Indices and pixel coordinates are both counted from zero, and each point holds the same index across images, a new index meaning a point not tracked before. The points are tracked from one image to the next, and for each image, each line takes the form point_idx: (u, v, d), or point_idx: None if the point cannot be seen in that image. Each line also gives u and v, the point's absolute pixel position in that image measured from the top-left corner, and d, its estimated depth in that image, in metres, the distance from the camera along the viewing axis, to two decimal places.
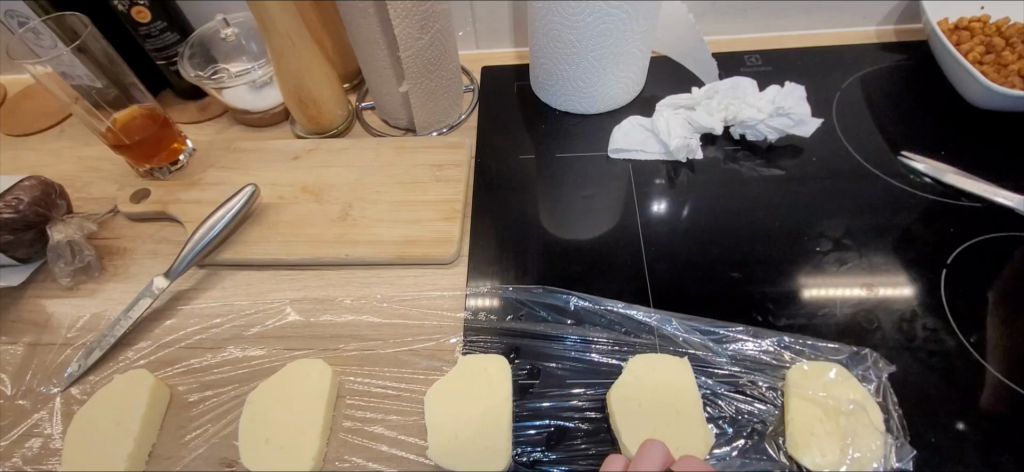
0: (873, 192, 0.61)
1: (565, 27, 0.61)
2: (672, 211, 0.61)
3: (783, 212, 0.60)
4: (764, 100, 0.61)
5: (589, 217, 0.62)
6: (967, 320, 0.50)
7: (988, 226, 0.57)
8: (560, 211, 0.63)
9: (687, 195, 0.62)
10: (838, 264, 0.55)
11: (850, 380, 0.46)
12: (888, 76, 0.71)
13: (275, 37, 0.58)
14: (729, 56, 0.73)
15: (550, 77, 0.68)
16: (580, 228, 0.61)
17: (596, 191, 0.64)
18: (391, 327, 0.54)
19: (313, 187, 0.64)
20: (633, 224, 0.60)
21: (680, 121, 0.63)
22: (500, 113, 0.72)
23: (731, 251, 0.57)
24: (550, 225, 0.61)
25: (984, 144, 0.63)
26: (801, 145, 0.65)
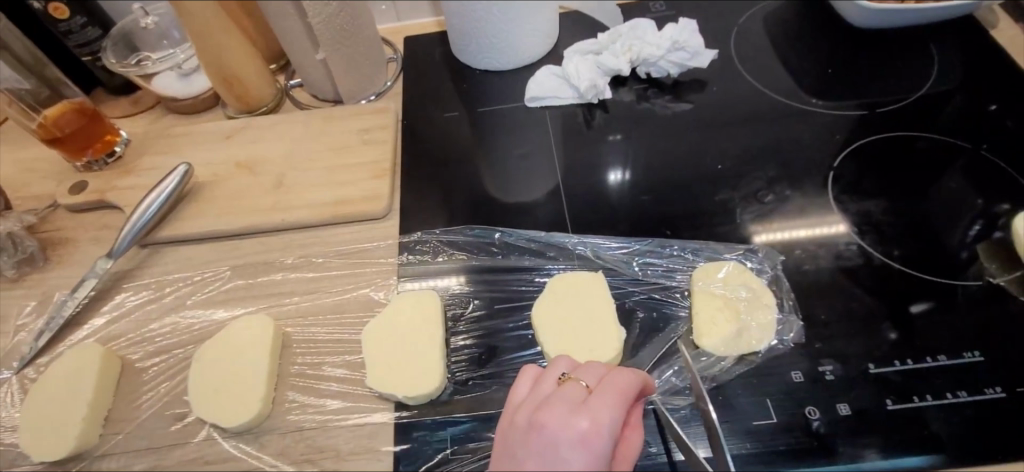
0: (768, 116, 0.66)
1: None
2: (626, 179, 0.62)
3: (688, 141, 0.65)
4: (663, 38, 0.64)
5: (538, 184, 0.63)
6: (851, 214, 0.56)
7: (870, 131, 0.63)
8: (485, 160, 0.67)
9: (637, 160, 0.63)
10: (735, 179, 0.60)
11: (744, 273, 0.51)
12: (779, 11, 0.76)
13: (189, 17, 0.61)
14: (635, 4, 0.76)
15: (466, 37, 0.72)
16: (522, 192, 0.63)
17: (532, 147, 0.67)
18: (330, 280, 0.58)
19: (248, 163, 0.67)
20: (591, 194, 0.61)
21: (588, 66, 0.67)
22: (425, 78, 0.76)
23: (645, 179, 0.61)
24: (495, 191, 0.63)
25: (864, 61, 0.69)
26: (704, 79, 0.70)
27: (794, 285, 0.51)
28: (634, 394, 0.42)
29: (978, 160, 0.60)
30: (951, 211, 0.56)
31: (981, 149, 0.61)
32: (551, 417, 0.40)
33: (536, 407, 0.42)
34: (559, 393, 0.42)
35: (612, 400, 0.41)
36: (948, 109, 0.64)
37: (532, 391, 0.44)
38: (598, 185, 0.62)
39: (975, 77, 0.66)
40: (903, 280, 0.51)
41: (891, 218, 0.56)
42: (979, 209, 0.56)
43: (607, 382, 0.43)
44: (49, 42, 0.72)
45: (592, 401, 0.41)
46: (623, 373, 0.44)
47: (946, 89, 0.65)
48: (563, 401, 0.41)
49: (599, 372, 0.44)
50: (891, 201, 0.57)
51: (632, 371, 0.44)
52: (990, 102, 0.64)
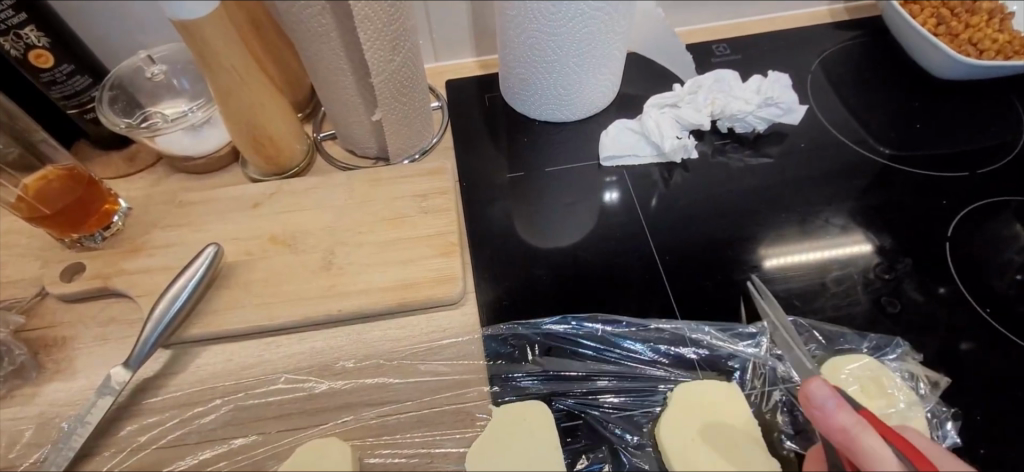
0: (861, 173, 0.62)
1: (544, 35, 0.57)
2: (641, 202, 0.60)
3: (782, 205, 0.59)
4: (750, 91, 0.60)
5: (571, 222, 0.60)
6: (980, 293, 0.53)
7: (976, 194, 0.59)
8: (559, 229, 0.59)
9: (676, 194, 0.61)
10: (841, 249, 0.56)
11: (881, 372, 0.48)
12: (851, 55, 0.72)
13: (220, 74, 0.50)
14: (700, 47, 0.71)
15: (526, 86, 0.64)
16: (556, 234, 0.59)
17: (581, 197, 0.62)
18: (405, 386, 0.49)
19: (285, 237, 0.57)
20: (625, 223, 0.59)
21: (668, 121, 0.61)
22: (475, 130, 0.67)
23: (742, 251, 0.56)
24: (528, 235, 0.59)
25: (950, 111, 0.65)
26: (785, 131, 0.65)
27: (933, 380, 0.49)
28: (882, 448, 0.36)
29: None
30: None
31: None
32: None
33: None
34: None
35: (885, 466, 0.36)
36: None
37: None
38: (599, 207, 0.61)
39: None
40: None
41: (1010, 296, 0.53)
42: None
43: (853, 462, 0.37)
44: (24, 91, 0.60)
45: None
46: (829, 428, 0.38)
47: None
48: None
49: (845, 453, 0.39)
50: (1005, 276, 0.54)
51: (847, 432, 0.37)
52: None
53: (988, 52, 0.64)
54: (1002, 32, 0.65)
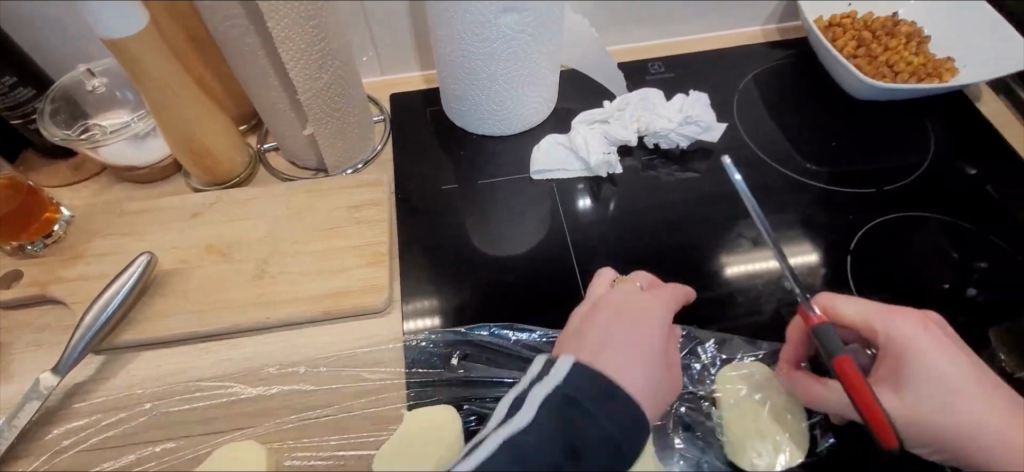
0: (781, 189, 0.64)
1: (473, 55, 0.58)
2: (599, 207, 0.63)
3: (701, 219, 0.62)
4: (673, 109, 0.63)
5: (521, 229, 0.62)
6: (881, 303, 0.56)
7: (883, 210, 0.62)
8: (512, 237, 0.62)
9: (603, 207, 0.63)
10: (795, 259, 0.59)
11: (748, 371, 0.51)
12: (780, 74, 0.74)
13: (151, 89, 0.52)
14: (635, 64, 0.73)
15: (461, 102, 0.66)
16: (510, 244, 0.61)
17: (524, 205, 0.64)
18: (327, 392, 0.51)
19: (220, 246, 0.59)
20: (552, 238, 0.61)
21: (596, 136, 0.63)
22: (415, 142, 0.69)
23: (659, 262, 0.59)
24: (482, 244, 0.61)
25: (867, 130, 0.68)
26: (710, 148, 0.68)
27: None
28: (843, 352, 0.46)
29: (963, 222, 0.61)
30: (979, 290, 0.57)
31: (1000, 224, 0.61)
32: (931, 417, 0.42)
33: (908, 416, 0.43)
34: (899, 390, 0.43)
35: (914, 334, 0.44)
36: (957, 183, 0.64)
37: (797, 389, 0.48)
38: (574, 210, 0.63)
39: (967, 145, 0.66)
40: None
41: (925, 306, 0.56)
42: (973, 265, 0.58)
43: (897, 335, 0.44)
44: None
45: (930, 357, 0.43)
46: (878, 312, 0.45)
47: (951, 160, 0.65)
48: (923, 381, 0.43)
49: (856, 319, 0.46)
50: (925, 288, 0.57)
51: (900, 313, 0.45)
52: (971, 167, 0.65)
53: (903, 74, 0.67)
54: (918, 55, 0.68)
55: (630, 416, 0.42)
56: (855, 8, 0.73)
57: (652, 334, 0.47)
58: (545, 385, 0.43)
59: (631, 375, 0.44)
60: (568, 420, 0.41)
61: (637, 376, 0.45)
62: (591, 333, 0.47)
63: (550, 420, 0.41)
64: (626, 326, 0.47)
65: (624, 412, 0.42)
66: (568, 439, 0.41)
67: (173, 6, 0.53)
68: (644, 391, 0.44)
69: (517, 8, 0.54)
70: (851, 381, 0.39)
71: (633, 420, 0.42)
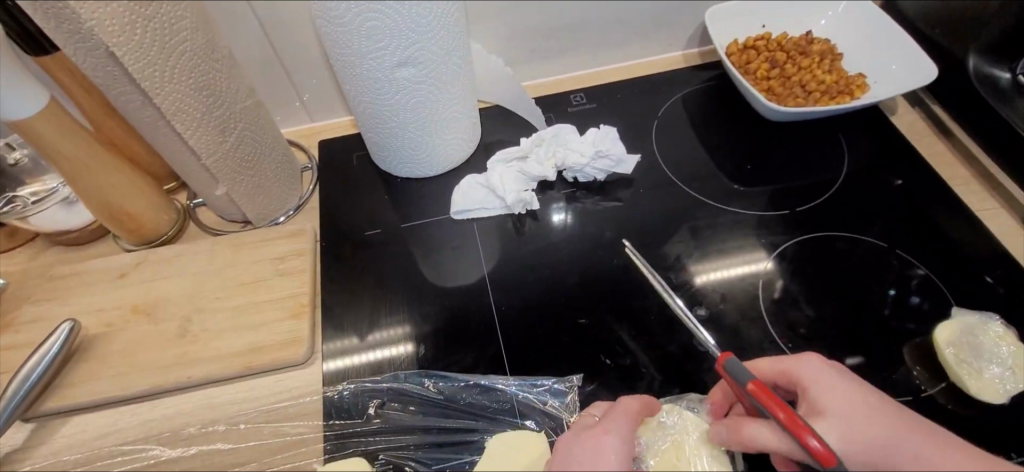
0: (698, 214, 0.65)
1: (377, 107, 0.59)
2: (565, 226, 0.66)
3: (619, 250, 0.63)
4: (586, 144, 0.64)
5: (463, 261, 0.64)
6: (795, 326, 0.56)
7: (800, 230, 0.63)
8: (455, 269, 0.63)
9: (523, 245, 0.64)
10: (721, 270, 0.61)
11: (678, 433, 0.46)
12: (701, 97, 0.75)
13: (61, 163, 0.54)
14: (556, 97, 0.75)
15: (380, 149, 0.67)
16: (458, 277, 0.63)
17: (459, 242, 0.66)
18: (247, 449, 0.52)
19: (145, 306, 0.60)
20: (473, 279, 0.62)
21: (513, 175, 0.65)
22: (342, 187, 0.70)
23: (577, 297, 0.60)
24: (433, 275, 0.63)
25: (786, 149, 0.69)
26: (631, 176, 0.69)
27: None
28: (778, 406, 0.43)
29: (882, 235, 0.62)
30: (921, 298, 0.57)
31: (931, 228, 0.61)
32: (872, 447, 0.38)
33: (851, 448, 0.38)
34: (827, 422, 0.39)
35: (825, 370, 0.42)
36: (876, 197, 0.64)
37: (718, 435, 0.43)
38: (543, 229, 0.65)
39: (889, 154, 0.67)
40: None
41: (872, 332, 0.56)
42: (894, 276, 0.59)
43: (804, 373, 0.42)
44: None
45: (843, 387, 0.41)
46: (784, 358, 0.44)
47: (871, 174, 0.66)
48: (843, 409, 0.39)
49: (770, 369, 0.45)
50: (874, 312, 0.57)
51: (802, 353, 0.44)
52: (896, 177, 0.65)
53: (815, 93, 0.68)
54: (830, 73, 0.69)
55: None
56: (770, 28, 0.74)
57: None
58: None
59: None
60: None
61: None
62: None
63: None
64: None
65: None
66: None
67: (92, 86, 0.56)
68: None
69: (410, 62, 0.55)
70: (780, 411, 0.39)
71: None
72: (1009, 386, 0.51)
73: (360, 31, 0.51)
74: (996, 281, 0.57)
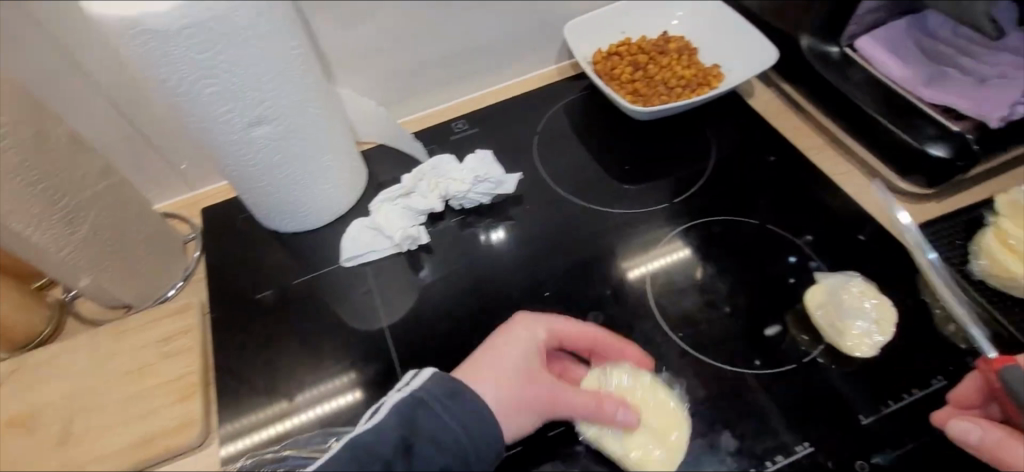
0: (586, 221, 0.67)
1: (244, 168, 0.58)
2: (458, 257, 0.65)
3: (513, 270, 0.64)
4: (464, 172, 0.64)
5: (387, 295, 0.63)
6: (684, 316, 0.58)
7: (681, 220, 0.65)
8: (378, 305, 0.63)
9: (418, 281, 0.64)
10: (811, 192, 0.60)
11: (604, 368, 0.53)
12: (579, 106, 0.77)
13: None
14: (437, 128, 0.75)
15: (260, 208, 0.65)
16: (383, 314, 0.62)
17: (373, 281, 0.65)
18: None
19: (20, 415, 0.55)
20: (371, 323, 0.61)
21: (398, 213, 0.64)
22: (229, 252, 0.68)
23: (476, 323, 0.60)
24: (351, 317, 0.62)
25: (662, 143, 0.72)
26: (519, 194, 0.70)
27: None
28: None
29: (779, 201, 0.65)
30: (820, 262, 0.60)
31: (802, 198, 0.65)
32: None
33: None
34: None
35: None
36: (756, 172, 0.68)
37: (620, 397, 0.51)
38: (438, 261, 0.65)
39: (755, 136, 0.71)
40: (726, 379, 0.54)
41: (774, 297, 0.58)
42: (791, 243, 0.62)
43: None
44: None
45: None
46: None
47: (741, 155, 0.70)
48: None
49: None
50: (779, 278, 0.60)
51: None
52: (770, 154, 0.69)
53: (677, 88, 0.72)
54: (688, 68, 0.73)
55: (477, 420, 0.46)
56: (630, 33, 0.77)
57: (535, 369, 0.50)
58: (405, 390, 0.48)
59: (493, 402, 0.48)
60: (419, 426, 0.46)
61: (508, 389, 0.49)
62: (475, 357, 0.51)
63: (398, 425, 0.46)
64: (516, 341, 0.51)
65: (473, 412, 0.46)
66: (404, 435, 0.46)
67: None
68: (506, 404, 0.48)
69: (266, 120, 0.54)
70: None
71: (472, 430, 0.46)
72: (874, 338, 0.54)
73: (205, 98, 0.50)
74: (867, 237, 0.61)
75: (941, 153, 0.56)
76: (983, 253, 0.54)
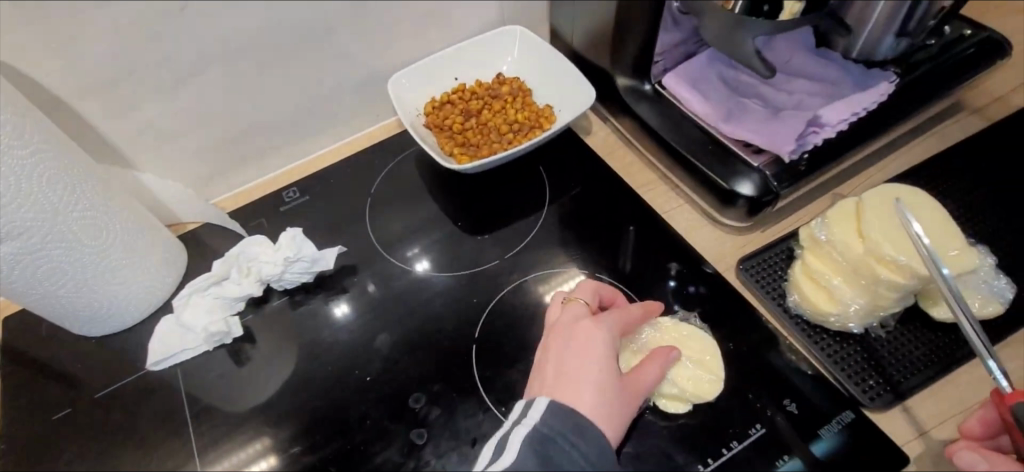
0: (417, 287, 0.63)
1: (4, 286, 0.52)
2: (281, 344, 0.61)
3: (338, 352, 0.60)
4: (275, 253, 0.60)
5: (253, 376, 0.60)
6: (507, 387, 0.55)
7: (513, 276, 0.62)
8: (248, 385, 0.59)
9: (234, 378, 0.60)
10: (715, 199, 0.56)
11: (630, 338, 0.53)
12: (417, 159, 0.74)
13: None
14: (265, 200, 0.71)
15: (51, 318, 0.59)
16: (249, 394, 0.59)
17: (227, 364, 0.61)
18: None
19: None
20: (180, 433, 0.57)
21: (207, 306, 0.60)
22: (28, 367, 0.62)
23: (296, 419, 0.56)
24: (221, 399, 0.58)
25: (498, 192, 0.70)
26: (352, 264, 0.66)
27: None
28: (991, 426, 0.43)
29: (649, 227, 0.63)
30: (696, 286, 0.58)
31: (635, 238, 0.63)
32: None
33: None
34: None
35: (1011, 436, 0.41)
36: (606, 208, 0.66)
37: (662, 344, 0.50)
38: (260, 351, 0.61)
39: (591, 175, 0.69)
40: None
41: None
42: (658, 271, 0.60)
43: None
44: None
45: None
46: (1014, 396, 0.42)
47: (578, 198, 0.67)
48: None
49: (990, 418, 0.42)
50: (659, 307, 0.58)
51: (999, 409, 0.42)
52: (605, 193, 0.67)
53: (509, 133, 0.69)
54: (522, 110, 0.70)
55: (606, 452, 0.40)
56: (462, 79, 0.74)
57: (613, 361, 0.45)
58: (526, 425, 0.40)
59: (600, 391, 0.42)
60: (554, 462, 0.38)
61: (608, 397, 0.43)
62: (548, 369, 0.44)
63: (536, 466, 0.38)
64: (577, 351, 0.44)
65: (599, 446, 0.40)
66: None
67: None
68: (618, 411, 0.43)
69: (4, 236, 0.49)
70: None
71: (606, 455, 0.40)
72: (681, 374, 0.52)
73: None
74: (715, 269, 0.59)
75: (748, 190, 0.55)
76: (793, 286, 0.54)
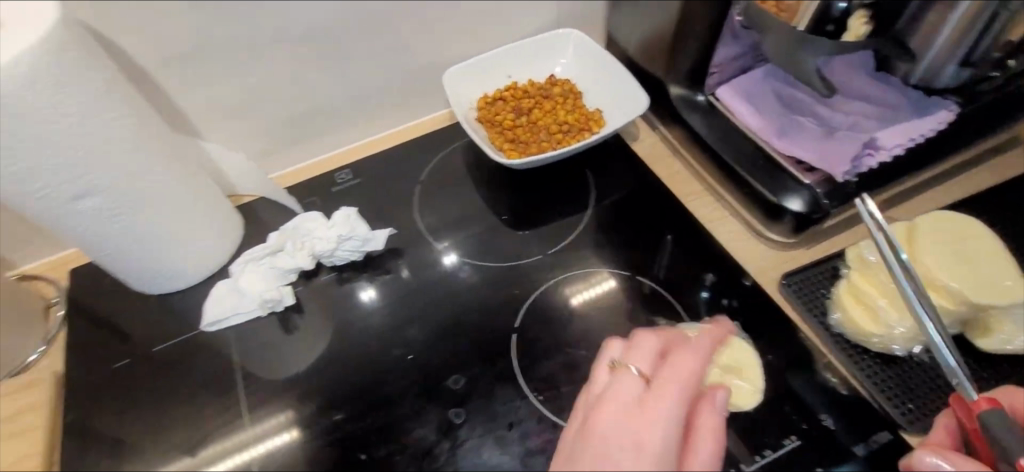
0: (460, 274, 0.65)
1: (84, 240, 0.56)
2: (327, 317, 0.64)
3: (381, 329, 0.62)
4: (330, 230, 0.63)
5: (295, 348, 0.62)
6: (543, 377, 0.57)
7: (555, 272, 0.64)
8: (290, 357, 0.62)
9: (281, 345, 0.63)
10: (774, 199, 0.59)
11: None
12: (466, 151, 0.76)
13: None
14: (319, 179, 0.74)
15: (117, 274, 0.63)
16: (291, 364, 0.61)
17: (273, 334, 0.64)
18: None
19: None
20: (228, 391, 0.60)
21: (261, 275, 0.63)
22: (92, 318, 0.66)
23: (336, 390, 0.58)
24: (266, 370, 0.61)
25: (544, 190, 0.72)
26: (398, 247, 0.68)
27: None
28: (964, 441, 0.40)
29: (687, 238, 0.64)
30: (732, 298, 0.59)
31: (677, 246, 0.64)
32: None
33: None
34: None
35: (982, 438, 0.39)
36: (649, 214, 0.67)
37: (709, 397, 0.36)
38: (305, 322, 0.64)
39: (637, 181, 0.70)
40: None
41: None
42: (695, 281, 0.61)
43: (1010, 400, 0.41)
44: None
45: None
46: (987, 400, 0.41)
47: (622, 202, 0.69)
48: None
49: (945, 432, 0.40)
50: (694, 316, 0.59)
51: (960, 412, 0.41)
52: (649, 200, 0.68)
53: (560, 133, 0.70)
54: (573, 112, 0.72)
55: None
56: (516, 78, 0.76)
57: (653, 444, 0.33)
58: None
59: None
60: None
61: None
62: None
63: None
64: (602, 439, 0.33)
65: None
66: None
67: None
68: None
69: (90, 192, 0.52)
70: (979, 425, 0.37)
71: None
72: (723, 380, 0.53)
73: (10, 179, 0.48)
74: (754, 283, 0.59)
75: (797, 206, 0.57)
76: (836, 305, 0.54)
